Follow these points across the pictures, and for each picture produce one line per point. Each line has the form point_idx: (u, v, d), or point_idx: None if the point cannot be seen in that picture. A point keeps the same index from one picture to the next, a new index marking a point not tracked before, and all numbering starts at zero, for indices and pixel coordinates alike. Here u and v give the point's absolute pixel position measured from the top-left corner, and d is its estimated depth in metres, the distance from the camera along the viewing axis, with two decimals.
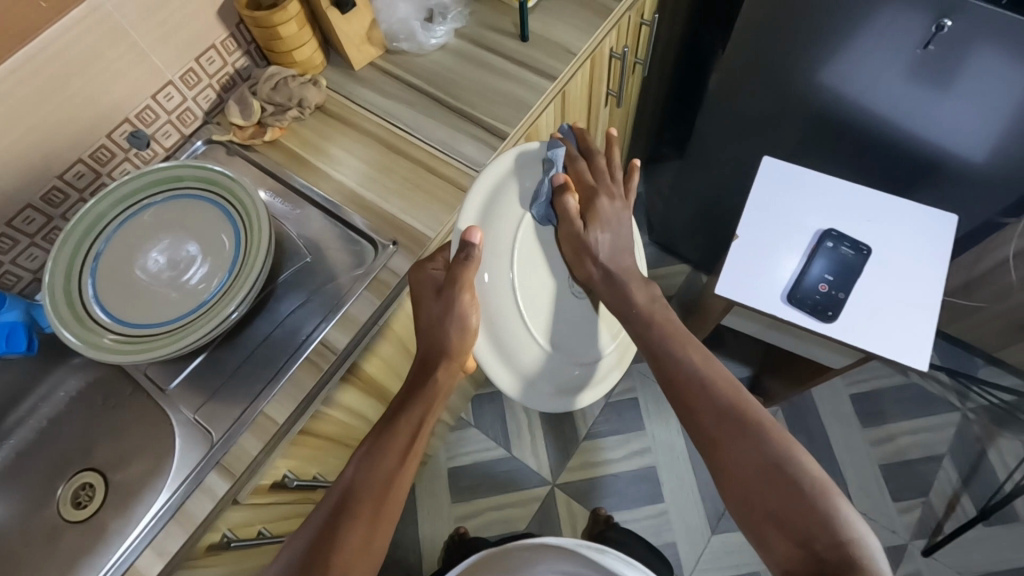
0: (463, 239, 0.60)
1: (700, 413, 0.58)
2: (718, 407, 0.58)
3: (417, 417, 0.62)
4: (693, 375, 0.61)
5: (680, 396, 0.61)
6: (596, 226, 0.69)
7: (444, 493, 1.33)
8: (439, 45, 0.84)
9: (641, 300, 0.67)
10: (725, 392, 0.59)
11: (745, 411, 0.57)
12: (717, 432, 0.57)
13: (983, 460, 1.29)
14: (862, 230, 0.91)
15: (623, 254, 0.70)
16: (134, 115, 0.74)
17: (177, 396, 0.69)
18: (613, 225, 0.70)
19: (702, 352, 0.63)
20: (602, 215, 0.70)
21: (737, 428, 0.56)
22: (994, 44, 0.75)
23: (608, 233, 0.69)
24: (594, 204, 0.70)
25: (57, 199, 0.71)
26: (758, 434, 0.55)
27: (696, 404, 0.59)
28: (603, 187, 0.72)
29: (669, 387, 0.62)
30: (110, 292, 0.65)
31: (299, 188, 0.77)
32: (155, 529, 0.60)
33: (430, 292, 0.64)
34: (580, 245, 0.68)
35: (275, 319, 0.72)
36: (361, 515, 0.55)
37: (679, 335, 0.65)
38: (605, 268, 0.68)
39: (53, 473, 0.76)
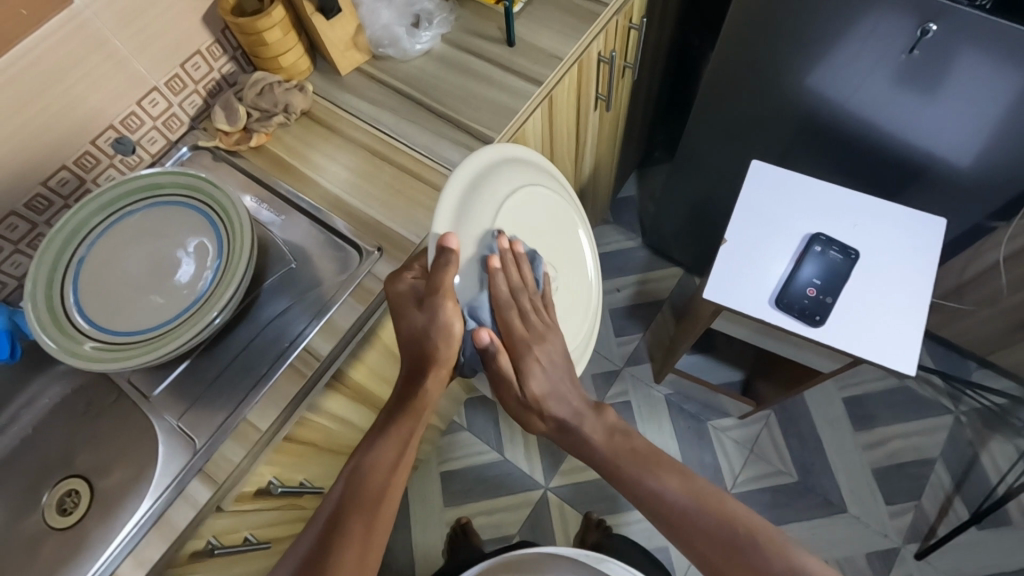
0: (440, 245, 0.58)
1: (693, 535, 0.63)
2: (714, 530, 0.63)
3: (406, 430, 0.65)
4: (677, 503, 0.65)
5: (673, 525, 0.65)
6: (528, 377, 0.69)
7: (435, 497, 1.33)
8: (424, 50, 0.84)
9: (596, 440, 0.71)
10: (708, 513, 0.64)
11: (731, 524, 0.62)
12: (715, 555, 0.62)
13: (974, 464, 1.29)
14: (849, 234, 0.91)
15: (563, 391, 0.71)
16: (118, 122, 0.74)
17: (160, 402, 0.69)
18: (546, 371, 0.69)
19: (677, 474, 0.67)
20: (533, 366, 0.68)
21: (730, 545, 0.61)
22: (977, 49, 0.75)
23: (543, 382, 0.69)
24: (523, 356, 0.68)
25: (40, 205, 0.72)
26: (755, 548, 0.60)
27: (695, 533, 0.63)
28: (535, 334, 0.67)
29: (654, 515, 0.66)
30: (92, 300, 0.65)
31: (284, 194, 0.77)
32: (136, 536, 0.60)
33: (411, 303, 0.63)
34: (523, 406, 0.71)
35: (258, 325, 0.72)
36: (350, 536, 0.59)
37: (645, 457, 0.69)
38: (553, 420, 0.72)
39: (35, 480, 0.75)
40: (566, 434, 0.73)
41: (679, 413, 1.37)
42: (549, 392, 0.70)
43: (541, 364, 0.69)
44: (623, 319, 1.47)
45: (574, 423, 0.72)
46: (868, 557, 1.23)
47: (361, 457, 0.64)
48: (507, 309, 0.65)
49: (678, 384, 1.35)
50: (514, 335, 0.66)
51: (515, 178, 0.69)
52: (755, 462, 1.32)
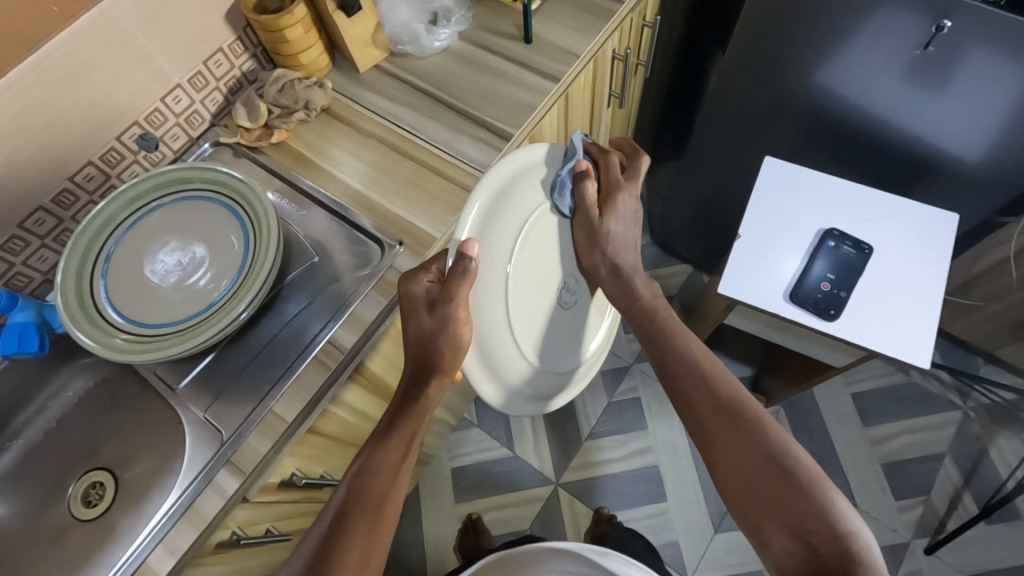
0: (460, 251, 0.58)
1: (698, 402, 0.62)
2: (716, 399, 0.62)
3: (409, 432, 0.64)
4: (694, 369, 0.65)
5: (683, 395, 0.64)
6: (611, 216, 0.73)
7: (446, 493, 1.34)
8: (442, 48, 0.85)
9: (642, 292, 0.73)
10: (725, 386, 0.62)
11: (741, 402, 0.61)
12: (715, 426, 0.60)
13: (983, 459, 1.30)
14: (862, 229, 0.92)
15: (627, 248, 0.74)
16: (143, 118, 0.75)
17: (186, 395, 0.70)
18: (626, 219, 0.74)
19: (705, 352, 0.67)
20: (618, 206, 0.74)
21: (733, 418, 0.59)
22: (990, 46, 0.76)
23: (621, 225, 0.74)
24: (613, 197, 0.74)
25: (67, 201, 0.73)
26: (755, 426, 0.58)
27: (699, 399, 0.62)
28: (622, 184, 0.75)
29: (668, 374, 0.66)
30: (121, 293, 0.66)
31: (305, 189, 0.78)
32: (166, 526, 0.61)
33: (422, 307, 0.63)
34: (593, 233, 0.73)
35: (282, 320, 0.72)
36: (354, 535, 0.56)
37: (678, 328, 0.70)
38: (612, 262, 0.74)
39: (61, 473, 0.76)
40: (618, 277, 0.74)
41: None
42: (621, 235, 0.74)
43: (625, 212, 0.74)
44: None
45: (631, 274, 0.74)
46: None
47: (365, 458, 0.62)
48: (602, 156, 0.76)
49: None
50: (608, 174, 0.75)
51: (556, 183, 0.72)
52: None
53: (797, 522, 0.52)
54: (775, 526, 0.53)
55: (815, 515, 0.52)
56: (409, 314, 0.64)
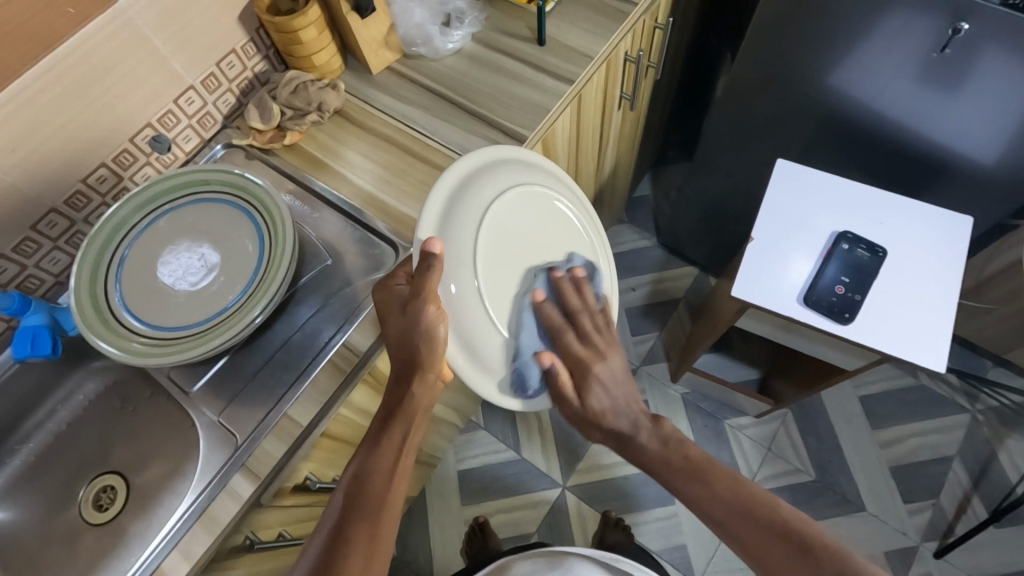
0: (423, 251, 0.58)
1: (750, 544, 0.60)
2: (770, 540, 0.59)
3: (399, 435, 0.63)
4: (729, 510, 0.62)
5: (733, 537, 0.61)
6: (591, 394, 0.70)
7: (454, 496, 1.33)
8: (455, 49, 0.85)
9: (650, 446, 0.69)
10: (767, 516, 0.60)
11: (790, 531, 0.58)
12: (777, 567, 0.57)
13: (992, 462, 1.29)
14: (876, 232, 0.91)
15: (627, 410, 0.71)
16: (156, 120, 0.75)
17: (199, 398, 0.69)
18: (610, 387, 0.71)
19: (730, 479, 0.64)
20: (592, 383, 0.70)
21: (790, 551, 0.57)
22: (1005, 49, 0.75)
23: (604, 398, 0.70)
24: (584, 376, 0.70)
25: (80, 203, 0.72)
26: (814, 555, 0.56)
27: (752, 541, 0.59)
28: (594, 354, 0.71)
29: (708, 519, 0.63)
30: (134, 297, 0.66)
31: (318, 191, 0.78)
32: (180, 531, 0.60)
33: (396, 307, 0.62)
34: (580, 416, 0.70)
35: (296, 323, 0.72)
36: (356, 540, 0.56)
37: (697, 465, 0.66)
38: (611, 431, 0.71)
39: (72, 476, 0.76)
40: (625, 444, 0.71)
41: (697, 412, 1.38)
42: (609, 407, 0.70)
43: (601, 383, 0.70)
44: (638, 318, 1.47)
45: (632, 433, 0.70)
46: (888, 556, 1.23)
47: (359, 462, 0.61)
48: (566, 332, 0.69)
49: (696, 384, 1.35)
50: (574, 352, 0.70)
51: (510, 178, 0.69)
52: (773, 460, 1.32)
53: None
54: None
55: None
56: (384, 318, 0.63)
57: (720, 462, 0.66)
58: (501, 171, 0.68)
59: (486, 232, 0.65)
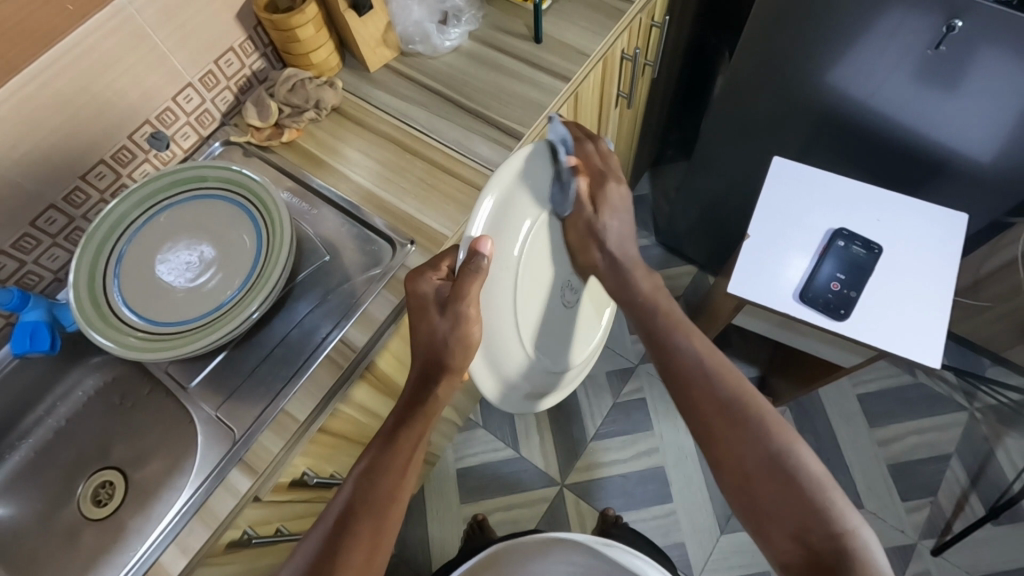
0: (472, 247, 0.58)
1: (700, 398, 0.61)
2: (723, 397, 0.60)
3: (416, 434, 0.63)
4: (697, 365, 0.63)
5: (685, 390, 0.63)
6: (606, 210, 0.73)
7: (452, 493, 1.34)
8: (453, 47, 0.85)
9: (638, 281, 0.72)
10: (729, 383, 0.61)
11: (748, 400, 0.60)
12: (717, 424, 0.59)
13: (989, 460, 1.30)
14: (873, 229, 0.92)
15: (627, 240, 0.74)
16: (154, 117, 0.75)
17: (197, 393, 0.70)
18: (619, 210, 0.74)
19: (706, 344, 0.66)
20: (607, 198, 0.73)
21: (734, 419, 0.59)
22: (1000, 47, 0.76)
23: (614, 215, 0.73)
24: (600, 188, 0.73)
25: (78, 199, 0.73)
26: (761, 426, 0.58)
27: (703, 397, 0.61)
28: (610, 170, 0.74)
29: (676, 372, 0.64)
30: (133, 293, 0.67)
31: (315, 188, 0.78)
32: (178, 525, 0.61)
33: (433, 306, 0.62)
34: (587, 232, 0.73)
35: (294, 319, 0.72)
36: (360, 534, 0.56)
37: (680, 323, 0.69)
38: (609, 256, 0.73)
39: (71, 472, 0.76)
40: (614, 270, 0.73)
41: None
42: (608, 245, 0.73)
43: (611, 216, 0.73)
44: None
45: (629, 269, 0.73)
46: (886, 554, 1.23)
47: (372, 458, 0.61)
48: (582, 146, 0.74)
49: None
50: (591, 164, 0.74)
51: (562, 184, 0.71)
52: None
53: (800, 527, 0.53)
54: (787, 533, 0.53)
55: (814, 516, 0.53)
56: (419, 313, 0.63)
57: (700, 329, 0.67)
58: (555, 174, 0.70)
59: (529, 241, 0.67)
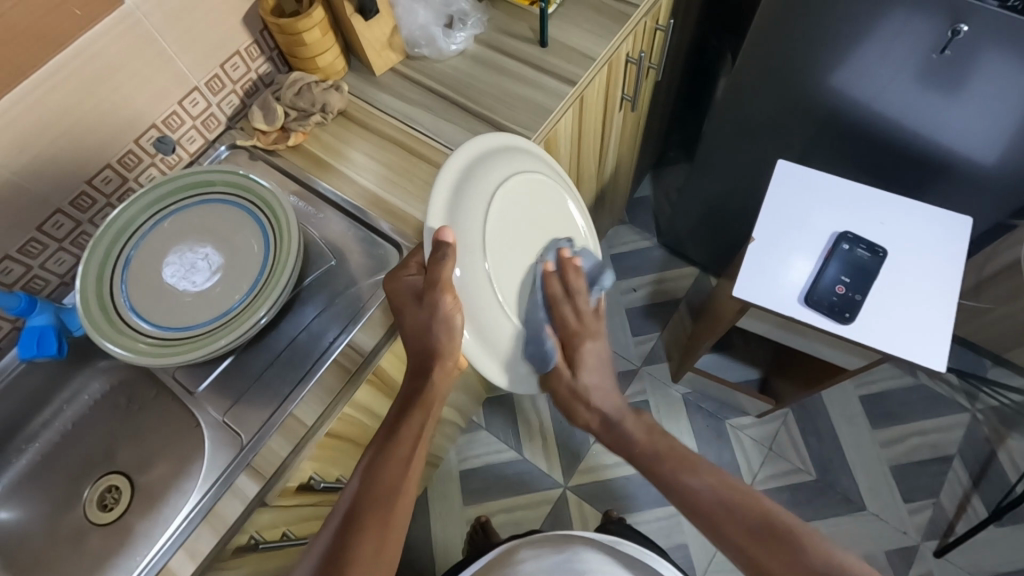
0: (437, 239, 0.59)
1: (728, 532, 0.62)
2: (753, 525, 0.62)
3: (416, 426, 0.63)
4: (711, 497, 0.65)
5: (713, 526, 0.63)
6: (582, 371, 0.74)
7: (456, 496, 1.33)
8: (459, 50, 0.86)
9: (634, 435, 0.72)
10: (753, 510, 0.63)
11: (780, 525, 0.61)
12: (763, 556, 0.60)
13: (992, 461, 1.30)
14: (877, 232, 0.92)
15: (608, 395, 0.75)
16: (160, 121, 0.75)
17: (205, 398, 0.70)
18: (597, 366, 0.75)
19: (713, 472, 0.67)
20: (586, 359, 0.74)
21: (776, 546, 0.60)
22: (1005, 52, 0.76)
23: (594, 374, 0.75)
24: (576, 350, 0.74)
25: (84, 204, 0.73)
26: (795, 544, 0.59)
27: (732, 531, 0.62)
28: (586, 331, 0.74)
29: (694, 511, 0.65)
30: (140, 298, 0.67)
31: (321, 192, 0.78)
32: (186, 530, 0.61)
33: (411, 299, 0.63)
34: (572, 393, 0.75)
35: (301, 323, 0.72)
36: (368, 532, 0.57)
37: (682, 456, 0.69)
38: (600, 413, 0.75)
39: (77, 476, 0.76)
40: (608, 428, 0.74)
41: (698, 412, 1.38)
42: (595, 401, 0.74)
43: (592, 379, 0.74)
44: (639, 318, 1.47)
45: (618, 420, 0.74)
46: (889, 555, 1.23)
47: (374, 454, 0.62)
48: (563, 304, 0.73)
49: (697, 384, 1.36)
50: (570, 326, 0.73)
51: (510, 165, 0.70)
52: (774, 460, 1.32)
53: None
54: None
55: None
56: (399, 310, 0.64)
57: (701, 457, 0.69)
58: (501, 156, 0.70)
59: (491, 220, 0.67)
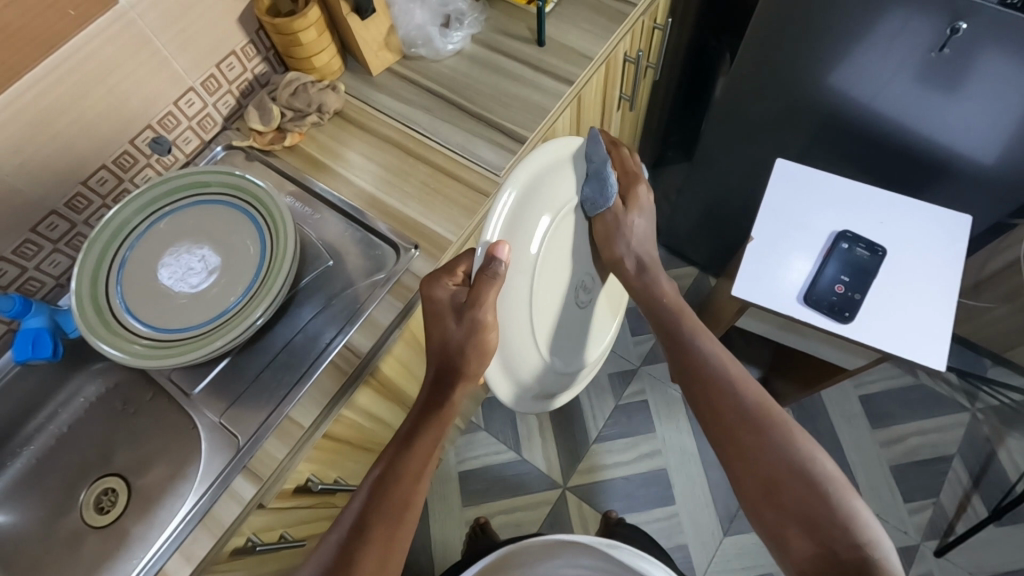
0: (489, 252, 0.58)
1: (719, 408, 0.64)
2: (746, 407, 0.63)
3: (433, 437, 0.63)
4: (720, 372, 0.67)
5: (711, 401, 0.66)
6: (634, 210, 0.78)
7: (455, 496, 1.33)
8: (456, 50, 0.85)
9: (660, 285, 0.78)
10: (752, 391, 0.65)
11: (770, 412, 0.62)
12: (739, 426, 0.62)
13: (992, 460, 1.30)
14: (876, 231, 0.92)
15: (650, 242, 0.80)
16: (156, 122, 0.75)
17: (201, 400, 0.69)
18: (647, 212, 0.80)
19: (728, 354, 0.70)
20: (637, 197, 0.79)
21: (759, 423, 0.62)
22: (1004, 49, 0.76)
23: (642, 220, 0.79)
24: (630, 186, 0.79)
25: (80, 205, 0.72)
26: (781, 431, 0.61)
27: (724, 405, 0.64)
28: (633, 175, 0.80)
29: (695, 371, 0.69)
30: (136, 300, 0.66)
31: (318, 192, 0.78)
32: (182, 533, 0.60)
33: (449, 313, 0.62)
34: (614, 230, 0.77)
35: (297, 324, 0.72)
36: (374, 541, 0.56)
37: (703, 333, 0.72)
38: (636, 257, 0.78)
39: (73, 479, 0.76)
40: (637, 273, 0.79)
41: None
42: (630, 240, 0.78)
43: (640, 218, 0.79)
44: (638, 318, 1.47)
45: (648, 271, 0.79)
46: None
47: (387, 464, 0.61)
48: (615, 146, 0.78)
49: None
50: (625, 167, 0.80)
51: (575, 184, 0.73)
52: None
53: (825, 532, 0.54)
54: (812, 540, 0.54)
55: (838, 517, 0.55)
56: (437, 321, 0.64)
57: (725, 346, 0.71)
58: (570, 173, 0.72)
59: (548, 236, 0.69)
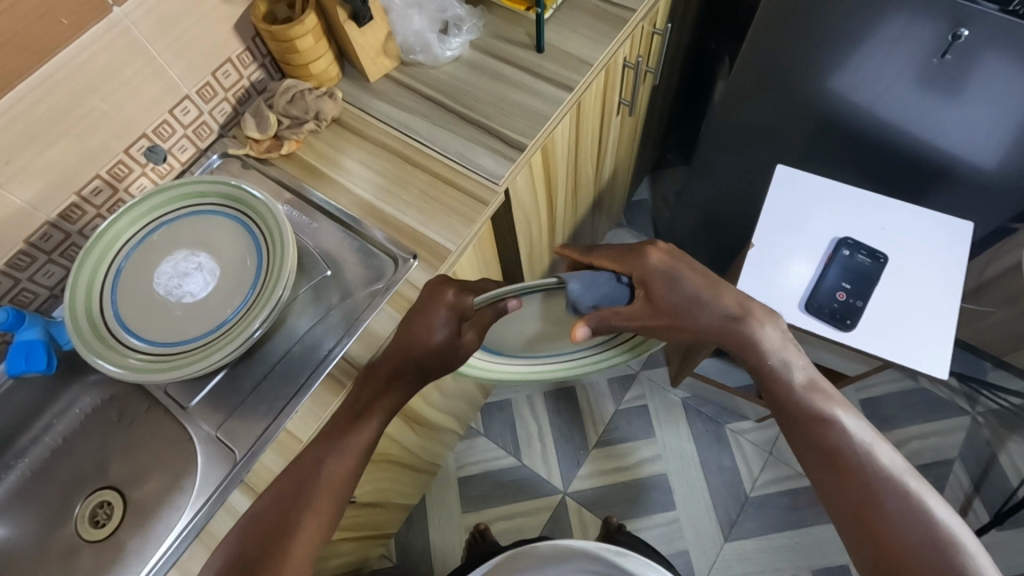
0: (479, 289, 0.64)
1: (842, 479, 0.53)
2: (874, 478, 0.52)
3: (383, 409, 0.59)
4: (846, 438, 0.55)
5: (833, 455, 0.54)
6: (664, 284, 0.59)
7: (454, 503, 1.32)
8: (454, 56, 0.85)
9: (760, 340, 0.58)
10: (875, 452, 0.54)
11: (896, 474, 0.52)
12: (860, 488, 0.52)
13: (993, 464, 1.29)
14: (877, 238, 0.91)
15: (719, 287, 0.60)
16: (151, 130, 0.74)
17: (197, 412, 0.68)
18: (680, 265, 0.61)
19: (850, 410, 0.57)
20: (663, 266, 0.60)
21: (883, 488, 0.51)
22: (1005, 56, 0.75)
23: (677, 279, 0.60)
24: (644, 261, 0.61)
25: (74, 215, 0.71)
26: (906, 497, 0.51)
27: (851, 476, 0.53)
28: (635, 250, 0.63)
29: (809, 432, 0.56)
30: (131, 314, 0.66)
31: (315, 201, 0.77)
32: (180, 547, 0.60)
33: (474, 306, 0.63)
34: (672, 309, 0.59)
35: (295, 335, 0.71)
36: (314, 510, 0.53)
37: (817, 383, 0.59)
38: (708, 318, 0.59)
39: (67, 492, 0.75)
40: (728, 331, 0.59)
41: (697, 416, 1.37)
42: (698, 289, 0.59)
43: (665, 254, 0.62)
44: None
45: (740, 320, 0.59)
46: None
47: (337, 432, 0.57)
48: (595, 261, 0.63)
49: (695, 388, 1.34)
50: (621, 260, 0.62)
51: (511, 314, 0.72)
52: (775, 464, 1.31)
53: None
54: None
55: None
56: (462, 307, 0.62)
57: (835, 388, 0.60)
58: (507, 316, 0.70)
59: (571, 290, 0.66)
